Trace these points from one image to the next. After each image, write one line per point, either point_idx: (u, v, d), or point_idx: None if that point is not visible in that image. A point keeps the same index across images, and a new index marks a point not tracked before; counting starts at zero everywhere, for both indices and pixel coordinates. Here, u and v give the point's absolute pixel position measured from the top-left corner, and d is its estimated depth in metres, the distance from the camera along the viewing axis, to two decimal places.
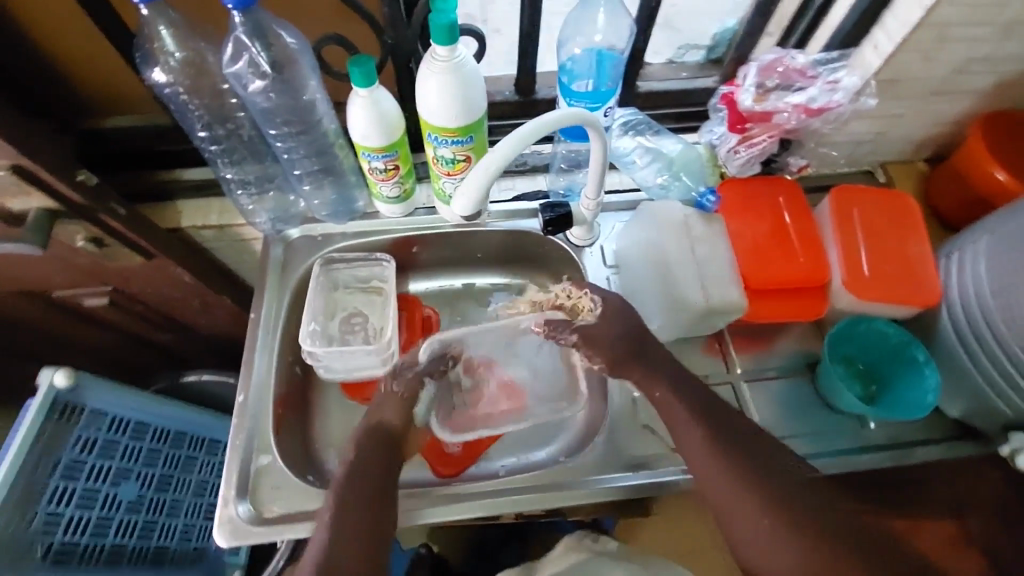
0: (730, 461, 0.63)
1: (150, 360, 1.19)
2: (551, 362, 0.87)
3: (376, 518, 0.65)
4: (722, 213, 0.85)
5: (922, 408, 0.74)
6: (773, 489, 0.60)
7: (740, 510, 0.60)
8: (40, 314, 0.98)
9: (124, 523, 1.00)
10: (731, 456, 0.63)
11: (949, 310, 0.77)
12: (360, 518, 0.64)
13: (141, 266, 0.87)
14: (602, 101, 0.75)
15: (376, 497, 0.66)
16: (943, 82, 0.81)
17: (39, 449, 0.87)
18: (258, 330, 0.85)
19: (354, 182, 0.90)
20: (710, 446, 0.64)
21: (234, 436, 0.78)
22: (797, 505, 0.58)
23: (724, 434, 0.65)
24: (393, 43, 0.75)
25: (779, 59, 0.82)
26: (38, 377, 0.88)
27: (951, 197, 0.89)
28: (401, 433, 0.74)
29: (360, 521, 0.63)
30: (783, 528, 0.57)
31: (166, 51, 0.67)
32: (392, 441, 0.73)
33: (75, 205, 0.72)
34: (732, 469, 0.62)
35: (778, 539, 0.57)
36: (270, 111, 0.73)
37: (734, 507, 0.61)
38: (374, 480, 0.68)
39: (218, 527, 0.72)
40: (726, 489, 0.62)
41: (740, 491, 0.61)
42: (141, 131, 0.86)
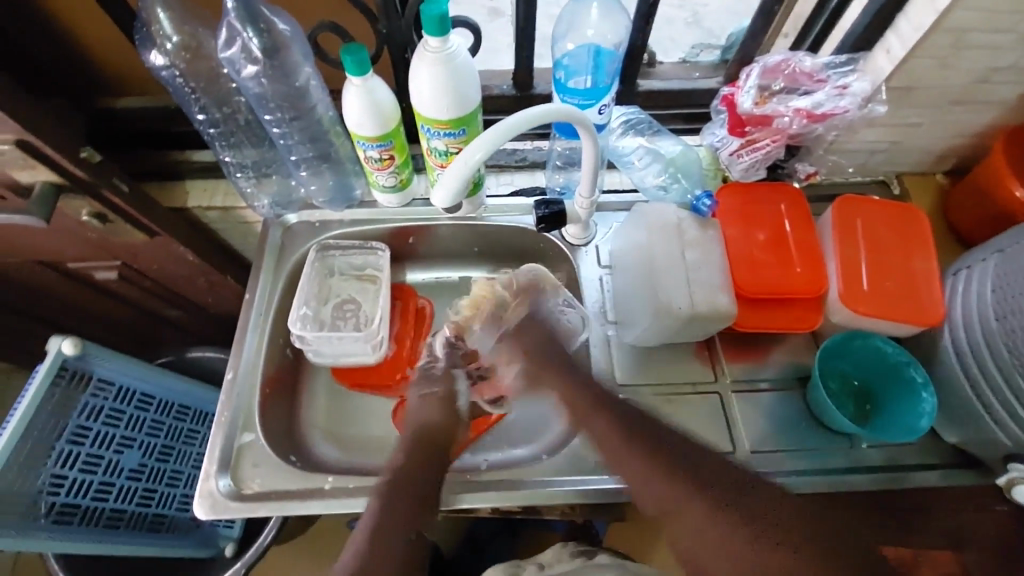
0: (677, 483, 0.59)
1: (159, 334, 1.23)
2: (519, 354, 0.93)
3: (414, 498, 0.67)
4: (720, 217, 0.82)
5: (916, 432, 0.71)
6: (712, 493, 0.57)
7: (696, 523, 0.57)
8: (55, 284, 1.02)
9: (124, 489, 1.04)
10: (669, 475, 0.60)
11: (951, 332, 0.74)
12: (400, 504, 0.65)
13: (145, 243, 0.90)
14: (596, 98, 0.74)
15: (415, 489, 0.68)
16: (962, 91, 0.76)
17: (49, 411, 0.91)
18: (251, 311, 0.87)
19: (352, 169, 0.91)
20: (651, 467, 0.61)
21: (219, 412, 0.79)
22: (756, 523, 0.54)
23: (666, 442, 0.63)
24: (388, 33, 0.76)
25: (786, 60, 0.79)
26: (48, 343, 0.90)
27: (967, 212, 0.85)
28: (444, 431, 0.77)
29: (398, 508, 0.65)
30: (736, 534, 0.54)
31: (164, 34, 0.70)
32: (436, 439, 0.76)
33: (79, 180, 0.75)
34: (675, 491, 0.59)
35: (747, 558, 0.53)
36: (263, 96, 0.75)
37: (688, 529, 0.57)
38: (416, 471, 0.70)
39: (198, 500, 0.73)
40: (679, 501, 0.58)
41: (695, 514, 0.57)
42: (149, 112, 0.89)
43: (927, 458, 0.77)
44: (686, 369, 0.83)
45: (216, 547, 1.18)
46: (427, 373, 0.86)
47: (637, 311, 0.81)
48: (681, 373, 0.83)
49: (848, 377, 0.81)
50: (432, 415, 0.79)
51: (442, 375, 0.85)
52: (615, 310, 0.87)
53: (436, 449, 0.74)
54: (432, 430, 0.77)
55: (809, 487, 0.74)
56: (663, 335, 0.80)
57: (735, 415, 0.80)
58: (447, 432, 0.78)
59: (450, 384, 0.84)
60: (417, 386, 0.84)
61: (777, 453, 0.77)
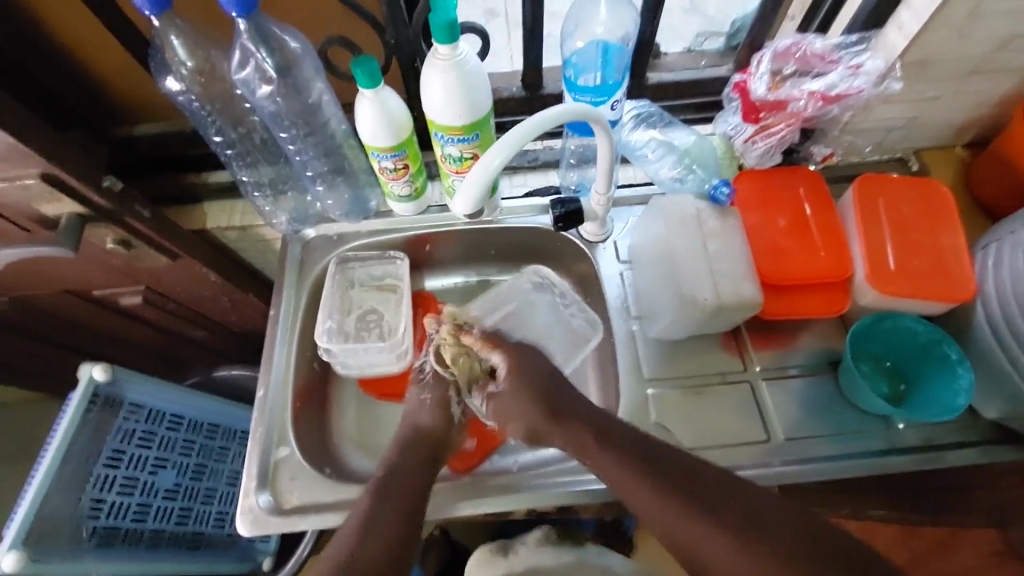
0: (708, 523, 0.54)
1: (186, 355, 1.25)
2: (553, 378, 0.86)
3: (403, 499, 0.64)
4: (738, 206, 0.82)
5: (953, 409, 0.70)
6: (729, 517, 0.54)
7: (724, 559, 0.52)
8: (83, 312, 1.04)
9: (162, 509, 1.06)
10: (697, 514, 0.54)
11: (985, 307, 0.73)
12: (388, 506, 0.63)
13: (169, 266, 0.92)
14: (608, 94, 0.74)
15: (409, 486, 0.66)
16: (979, 61, 0.75)
17: (86, 435, 0.93)
18: (277, 326, 0.88)
19: (366, 181, 0.92)
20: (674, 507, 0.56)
21: (254, 429, 0.80)
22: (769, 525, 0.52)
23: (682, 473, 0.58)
24: (396, 43, 0.77)
25: (797, 44, 0.78)
26: (78, 371, 0.92)
27: (991, 184, 0.84)
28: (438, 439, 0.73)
29: (379, 518, 0.61)
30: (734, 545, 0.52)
31: (178, 59, 0.71)
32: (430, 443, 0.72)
33: (103, 209, 0.77)
34: (700, 529, 0.54)
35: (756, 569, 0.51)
36: (278, 114, 0.76)
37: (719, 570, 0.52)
38: (408, 472, 0.68)
39: (240, 517, 0.74)
40: (706, 539, 0.53)
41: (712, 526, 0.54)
42: (165, 136, 0.90)
43: (965, 436, 0.76)
44: (713, 360, 0.83)
45: (254, 561, 1.21)
46: (434, 377, 0.78)
47: (662, 305, 0.81)
48: (707, 365, 0.82)
49: (879, 358, 0.80)
50: (425, 422, 0.74)
51: (440, 385, 0.77)
52: (638, 305, 0.87)
53: (431, 452, 0.71)
54: (423, 433, 0.73)
55: (846, 471, 0.74)
56: (689, 326, 0.80)
57: (767, 403, 0.79)
58: (444, 438, 0.73)
59: (444, 391, 0.76)
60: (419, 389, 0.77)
61: (812, 439, 0.76)
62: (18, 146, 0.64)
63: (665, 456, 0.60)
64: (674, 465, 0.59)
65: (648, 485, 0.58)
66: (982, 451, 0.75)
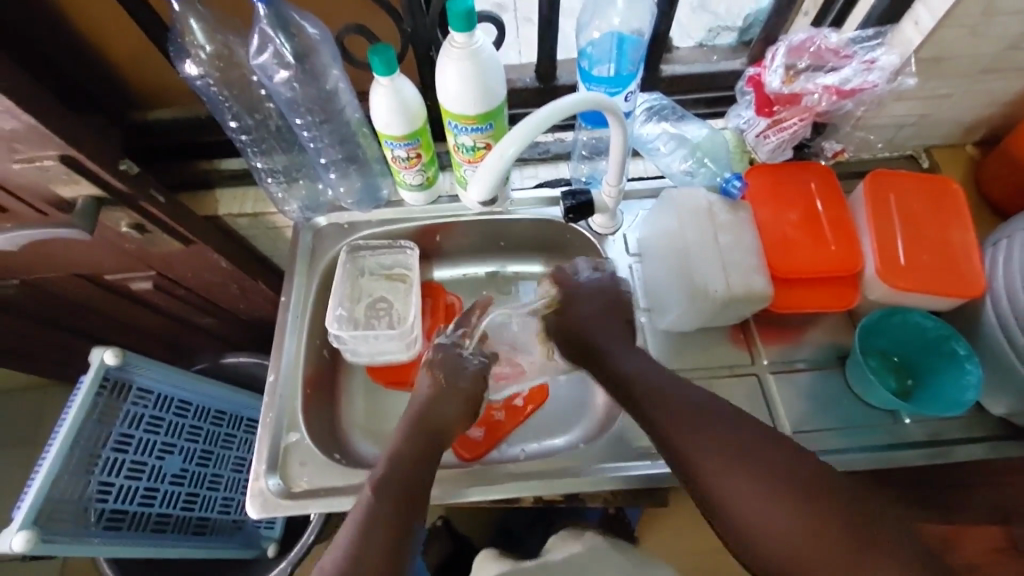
0: (720, 463, 0.61)
1: (193, 342, 1.26)
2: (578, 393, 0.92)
3: (393, 486, 0.65)
4: (749, 200, 0.82)
5: (961, 405, 0.71)
6: (739, 462, 0.60)
7: (733, 494, 0.59)
8: (95, 297, 1.05)
9: (169, 494, 1.07)
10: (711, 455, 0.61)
11: (994, 303, 0.73)
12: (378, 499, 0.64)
13: (181, 252, 0.92)
14: (623, 85, 0.75)
15: (401, 482, 0.66)
16: (994, 59, 0.75)
17: (95, 420, 0.93)
18: (288, 313, 0.88)
19: (379, 170, 0.92)
20: (695, 440, 0.62)
21: (264, 414, 0.81)
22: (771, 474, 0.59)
23: (697, 419, 0.63)
24: (412, 32, 0.77)
25: (811, 38, 0.79)
26: (90, 355, 0.93)
27: (1002, 182, 0.84)
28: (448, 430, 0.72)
29: (382, 510, 0.63)
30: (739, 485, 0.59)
31: (197, 44, 0.71)
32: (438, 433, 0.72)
33: (119, 193, 0.77)
34: (717, 467, 0.60)
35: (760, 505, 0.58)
36: (294, 101, 0.76)
37: (728, 506, 0.59)
38: (409, 460, 0.68)
39: (251, 499, 0.75)
40: (720, 474, 0.60)
41: (723, 471, 0.60)
42: (180, 122, 0.90)
43: (972, 432, 0.76)
44: (722, 353, 0.83)
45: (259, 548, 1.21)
46: (455, 365, 0.78)
47: (672, 297, 0.81)
48: (716, 356, 0.83)
49: (887, 353, 0.80)
50: (456, 404, 0.75)
51: (472, 375, 0.78)
52: (646, 297, 0.87)
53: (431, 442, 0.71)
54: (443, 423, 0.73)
55: (852, 464, 0.74)
56: (698, 319, 0.80)
57: (775, 396, 0.80)
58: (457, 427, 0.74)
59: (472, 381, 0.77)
60: (431, 371, 0.77)
61: (818, 433, 0.77)
62: (38, 128, 0.65)
63: (687, 410, 0.66)
64: (696, 408, 0.65)
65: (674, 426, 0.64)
66: (987, 447, 0.76)
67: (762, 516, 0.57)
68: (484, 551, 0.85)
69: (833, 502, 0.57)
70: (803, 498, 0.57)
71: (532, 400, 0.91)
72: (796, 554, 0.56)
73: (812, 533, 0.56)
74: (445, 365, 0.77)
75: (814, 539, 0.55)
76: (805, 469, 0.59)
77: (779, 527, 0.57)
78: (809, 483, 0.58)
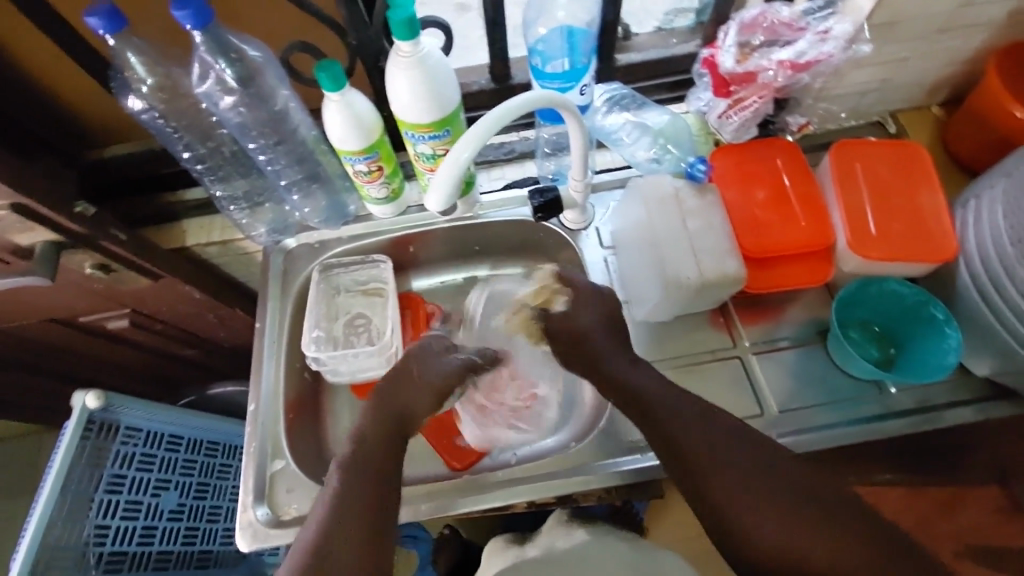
0: (733, 480, 0.59)
1: (178, 374, 1.25)
2: (568, 393, 0.91)
3: (378, 491, 0.63)
4: (716, 182, 0.81)
5: (944, 368, 0.70)
6: (755, 480, 0.59)
7: (744, 507, 0.58)
8: (71, 340, 1.03)
9: (167, 530, 1.05)
10: (726, 472, 0.60)
11: (967, 264, 0.72)
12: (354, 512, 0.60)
13: (151, 286, 0.91)
14: (576, 79, 0.76)
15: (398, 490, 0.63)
16: (949, 18, 0.75)
17: (85, 464, 0.92)
18: (264, 338, 0.87)
19: (343, 187, 0.91)
20: (702, 458, 0.61)
21: (247, 444, 0.80)
22: (784, 489, 0.58)
23: (701, 431, 0.63)
24: (358, 45, 0.76)
25: (763, 14, 0.77)
26: (72, 399, 0.92)
27: (970, 140, 0.83)
28: None
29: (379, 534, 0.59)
30: (757, 504, 0.58)
31: (139, 78, 0.70)
32: None
33: (77, 235, 0.76)
34: (727, 485, 0.59)
35: (776, 520, 0.57)
36: (244, 125, 0.75)
37: (745, 523, 0.58)
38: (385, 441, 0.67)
39: (240, 531, 0.74)
40: (722, 488, 0.59)
41: (737, 489, 0.59)
42: (136, 157, 0.89)
43: (958, 395, 0.76)
44: (703, 338, 0.82)
45: None
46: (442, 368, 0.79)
47: (647, 287, 0.80)
48: (697, 342, 0.82)
49: (867, 324, 0.80)
50: None
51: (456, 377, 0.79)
52: (624, 289, 0.86)
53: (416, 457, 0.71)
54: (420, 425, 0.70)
55: (840, 439, 0.74)
56: (674, 307, 0.79)
57: (759, 377, 0.79)
58: None
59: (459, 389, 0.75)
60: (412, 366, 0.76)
61: (805, 409, 0.77)
62: None
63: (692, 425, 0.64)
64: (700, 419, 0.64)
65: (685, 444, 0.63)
66: (975, 409, 0.75)
67: (778, 530, 0.56)
68: (495, 540, 0.87)
69: (836, 518, 0.57)
70: (817, 511, 0.57)
71: None
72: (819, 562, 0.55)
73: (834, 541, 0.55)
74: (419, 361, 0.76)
75: (822, 560, 0.55)
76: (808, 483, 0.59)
77: (786, 549, 0.56)
78: (817, 501, 0.58)
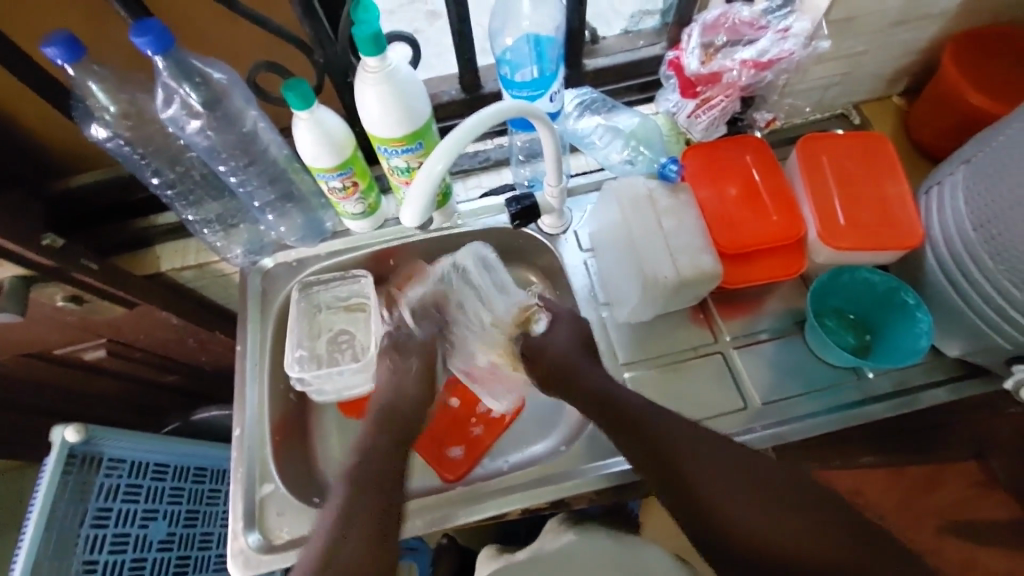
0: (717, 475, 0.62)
1: (161, 402, 1.22)
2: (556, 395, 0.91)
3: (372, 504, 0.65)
4: (689, 181, 0.82)
5: (917, 352, 0.72)
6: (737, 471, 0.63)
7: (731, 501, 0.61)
8: (47, 374, 1.01)
9: (158, 561, 1.02)
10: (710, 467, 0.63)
11: (934, 249, 0.74)
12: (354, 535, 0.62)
13: (127, 314, 0.90)
14: (546, 87, 0.76)
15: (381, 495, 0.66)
16: (901, 11, 0.77)
17: (68, 499, 0.90)
18: (246, 361, 0.86)
19: (318, 204, 0.90)
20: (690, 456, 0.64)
21: (235, 469, 0.79)
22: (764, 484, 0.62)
23: (686, 428, 0.66)
24: (325, 62, 0.76)
25: (725, 14, 0.78)
26: (51, 434, 0.90)
27: (930, 129, 0.86)
28: None
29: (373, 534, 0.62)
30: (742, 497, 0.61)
31: (101, 106, 0.69)
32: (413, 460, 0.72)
33: (47, 268, 0.74)
34: (715, 483, 0.62)
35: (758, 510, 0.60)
36: (213, 149, 0.74)
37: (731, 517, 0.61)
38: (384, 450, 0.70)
39: (231, 560, 0.73)
40: (708, 482, 0.62)
41: (721, 483, 0.62)
42: (105, 184, 0.87)
43: (934, 376, 0.78)
44: (686, 335, 0.83)
45: None
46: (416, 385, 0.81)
47: (628, 288, 0.81)
48: (680, 340, 0.83)
49: (842, 312, 0.82)
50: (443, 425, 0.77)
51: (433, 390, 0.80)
52: (605, 291, 0.87)
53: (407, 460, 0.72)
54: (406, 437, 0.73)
55: (824, 426, 0.75)
56: (655, 306, 0.80)
57: (741, 370, 0.80)
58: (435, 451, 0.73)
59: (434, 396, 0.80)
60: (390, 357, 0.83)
61: (788, 400, 0.78)
62: None
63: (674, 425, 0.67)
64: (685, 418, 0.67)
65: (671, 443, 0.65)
66: (951, 389, 0.77)
67: (762, 519, 0.60)
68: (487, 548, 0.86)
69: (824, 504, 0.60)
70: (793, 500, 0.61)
71: (507, 411, 0.90)
72: (803, 548, 0.58)
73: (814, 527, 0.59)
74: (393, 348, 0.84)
75: (805, 545, 0.58)
76: (788, 478, 0.62)
77: (770, 538, 0.59)
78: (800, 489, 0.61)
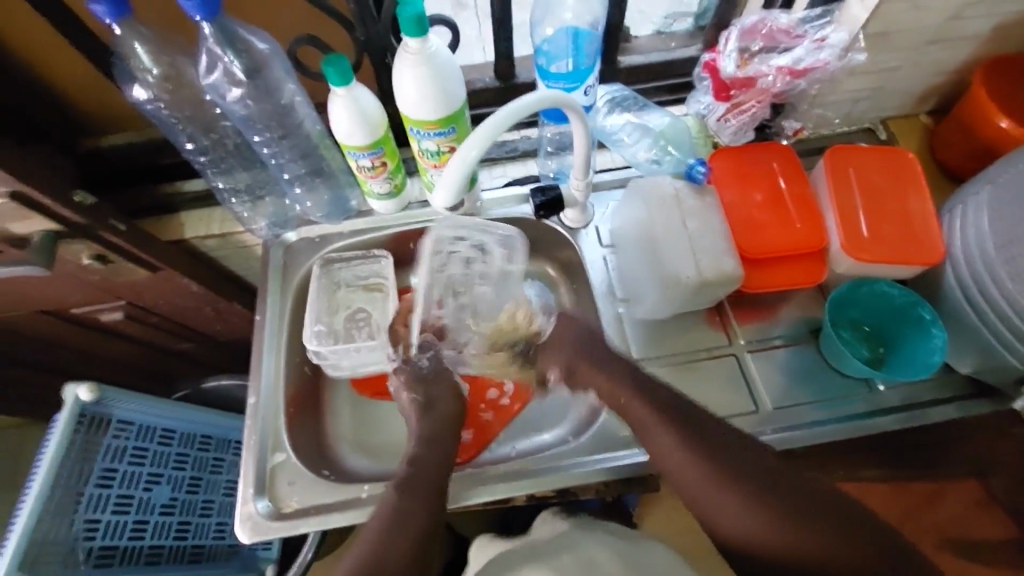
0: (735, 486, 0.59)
1: (172, 368, 1.23)
2: None
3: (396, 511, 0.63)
4: (714, 184, 0.83)
5: (930, 367, 0.73)
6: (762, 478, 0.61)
7: (732, 517, 0.59)
8: (64, 333, 1.02)
9: (159, 525, 1.04)
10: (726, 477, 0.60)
11: (954, 268, 0.75)
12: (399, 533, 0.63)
13: (149, 278, 0.91)
14: (580, 80, 0.76)
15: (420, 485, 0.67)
16: (939, 30, 0.77)
17: (75, 457, 0.90)
18: (264, 331, 0.87)
19: (346, 181, 0.91)
20: (690, 473, 0.61)
21: (248, 437, 0.80)
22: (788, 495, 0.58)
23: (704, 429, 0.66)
24: (365, 40, 0.77)
25: (763, 21, 0.79)
26: (64, 392, 0.90)
27: (955, 148, 0.87)
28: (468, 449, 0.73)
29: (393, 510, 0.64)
30: (751, 508, 0.58)
31: (144, 67, 0.70)
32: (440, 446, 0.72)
33: (76, 225, 0.75)
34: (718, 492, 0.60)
35: (768, 523, 0.57)
36: (250, 118, 0.75)
37: (738, 532, 0.58)
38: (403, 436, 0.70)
39: (240, 524, 0.74)
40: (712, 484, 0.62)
41: (740, 509, 0.58)
42: (139, 148, 0.89)
43: (944, 393, 0.79)
44: (700, 336, 0.84)
45: (258, 570, 1.18)
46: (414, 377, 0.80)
47: (648, 286, 0.82)
48: (695, 340, 0.84)
49: (858, 324, 0.83)
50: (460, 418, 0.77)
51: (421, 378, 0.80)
52: (623, 288, 0.88)
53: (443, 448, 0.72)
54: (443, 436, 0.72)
55: (831, 433, 0.76)
56: (672, 306, 0.81)
57: (754, 375, 0.81)
58: None
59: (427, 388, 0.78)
60: (409, 393, 0.78)
61: (799, 406, 0.79)
62: None
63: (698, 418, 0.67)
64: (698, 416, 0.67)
65: (684, 450, 0.63)
66: (959, 406, 0.78)
67: (774, 534, 0.57)
68: (479, 537, 0.81)
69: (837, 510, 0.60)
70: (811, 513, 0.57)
71: (518, 399, 0.91)
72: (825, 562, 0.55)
73: (843, 539, 0.55)
74: (413, 382, 0.79)
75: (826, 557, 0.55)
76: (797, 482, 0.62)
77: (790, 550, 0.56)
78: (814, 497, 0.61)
